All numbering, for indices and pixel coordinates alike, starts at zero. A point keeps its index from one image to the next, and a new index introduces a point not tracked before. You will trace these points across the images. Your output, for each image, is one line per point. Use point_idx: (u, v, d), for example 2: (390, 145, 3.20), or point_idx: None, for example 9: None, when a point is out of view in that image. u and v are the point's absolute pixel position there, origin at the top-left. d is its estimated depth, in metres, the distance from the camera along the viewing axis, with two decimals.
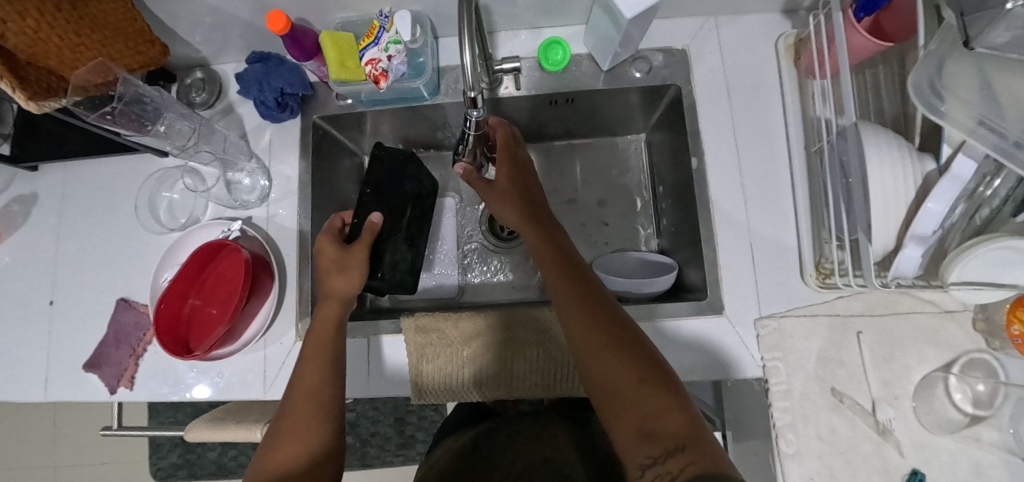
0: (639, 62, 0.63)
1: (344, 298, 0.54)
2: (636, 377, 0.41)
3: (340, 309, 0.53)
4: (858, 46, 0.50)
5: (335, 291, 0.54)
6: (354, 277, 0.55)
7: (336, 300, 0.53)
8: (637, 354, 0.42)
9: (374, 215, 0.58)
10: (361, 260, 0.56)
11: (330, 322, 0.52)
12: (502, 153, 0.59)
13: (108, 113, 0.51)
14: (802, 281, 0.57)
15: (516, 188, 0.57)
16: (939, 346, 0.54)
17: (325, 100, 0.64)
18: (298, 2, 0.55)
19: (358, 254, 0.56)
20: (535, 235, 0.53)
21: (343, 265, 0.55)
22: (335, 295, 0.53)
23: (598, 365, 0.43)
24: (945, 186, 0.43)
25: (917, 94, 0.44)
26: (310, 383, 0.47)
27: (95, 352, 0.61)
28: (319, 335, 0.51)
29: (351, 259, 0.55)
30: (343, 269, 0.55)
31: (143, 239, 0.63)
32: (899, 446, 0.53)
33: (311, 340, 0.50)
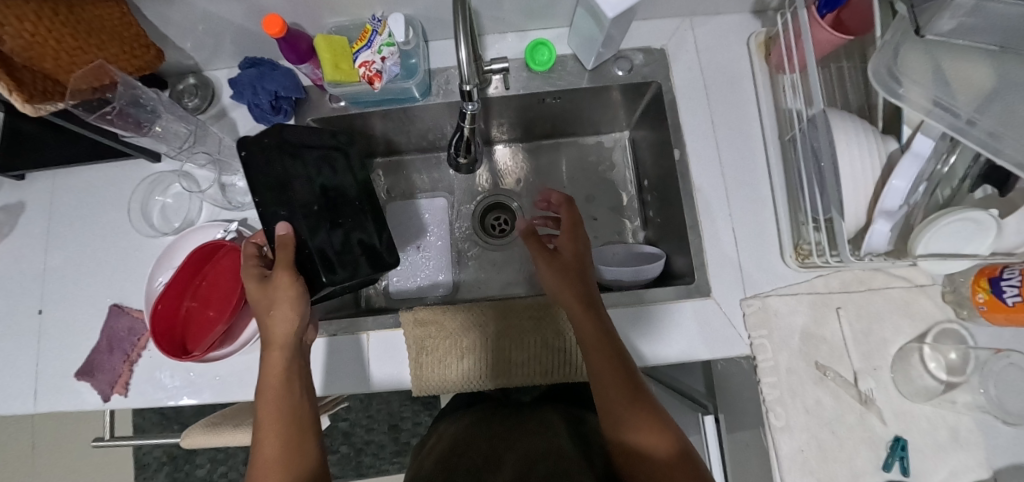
0: (621, 62, 0.66)
1: (286, 339, 0.48)
2: (663, 444, 0.46)
3: (289, 354, 0.48)
4: (823, 40, 0.54)
5: (275, 337, 0.47)
6: (288, 313, 0.47)
7: (278, 346, 0.48)
8: (665, 424, 0.48)
9: (279, 227, 0.48)
10: (289, 292, 0.47)
11: (278, 374, 0.47)
12: (566, 231, 0.61)
13: (107, 114, 0.52)
14: (783, 263, 0.60)
15: (577, 265, 0.57)
16: (912, 318, 0.58)
17: (318, 102, 0.66)
18: (292, 7, 0.57)
19: (284, 285, 0.47)
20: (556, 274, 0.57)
21: (272, 303, 0.47)
22: (277, 340, 0.47)
23: (628, 430, 0.47)
24: (907, 163, 0.47)
25: (877, 79, 0.48)
26: (271, 446, 0.45)
27: (87, 359, 0.60)
28: (272, 393, 0.46)
29: (278, 296, 0.47)
30: (274, 308, 0.47)
31: (136, 244, 0.63)
32: (881, 414, 0.55)
33: (265, 390, 0.47)
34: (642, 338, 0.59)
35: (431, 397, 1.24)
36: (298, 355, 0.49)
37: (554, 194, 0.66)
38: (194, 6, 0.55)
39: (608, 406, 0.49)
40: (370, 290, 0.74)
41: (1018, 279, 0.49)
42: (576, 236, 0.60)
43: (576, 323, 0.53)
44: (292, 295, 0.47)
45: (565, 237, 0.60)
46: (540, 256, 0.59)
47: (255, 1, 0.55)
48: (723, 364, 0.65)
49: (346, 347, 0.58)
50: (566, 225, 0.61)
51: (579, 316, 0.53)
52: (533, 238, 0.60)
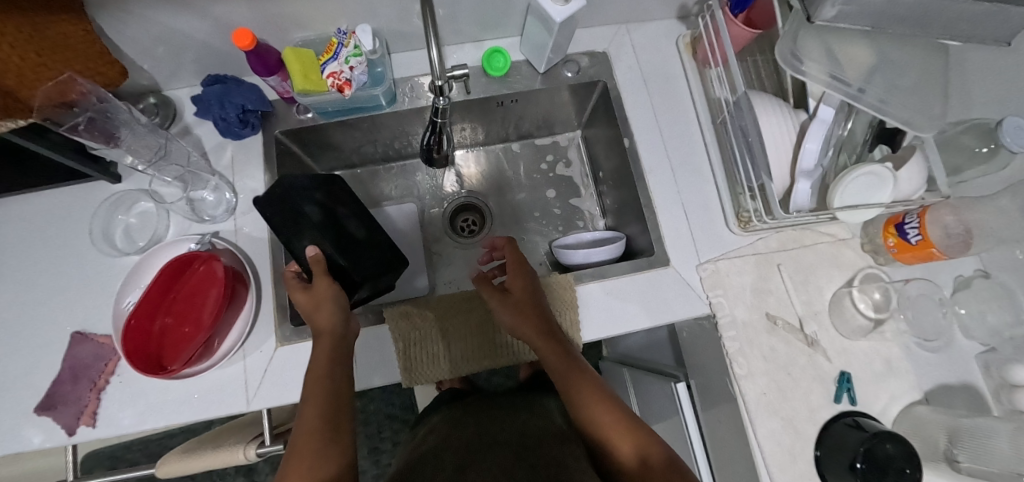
0: (569, 65, 0.73)
1: (335, 328, 0.52)
2: (632, 447, 0.51)
3: (332, 343, 0.51)
4: (738, 34, 0.63)
5: (322, 330, 0.51)
6: (329, 307, 0.52)
7: (328, 332, 0.51)
8: (635, 425, 0.52)
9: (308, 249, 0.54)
10: (329, 293, 0.53)
11: (324, 362, 0.50)
12: (513, 268, 0.63)
13: (77, 126, 0.53)
14: (728, 230, 0.67)
15: (531, 299, 0.59)
16: (840, 267, 0.66)
17: (285, 114, 0.67)
18: (258, 22, 0.59)
19: (326, 287, 0.53)
20: (506, 310, 0.58)
21: (315, 305, 0.52)
22: (324, 330, 0.51)
23: (604, 437, 0.52)
24: (815, 129, 0.56)
25: (784, 60, 0.55)
26: (315, 413, 0.46)
27: (48, 392, 0.57)
28: (320, 366, 0.49)
29: (321, 295, 0.52)
30: (316, 309, 0.52)
31: (99, 266, 0.61)
32: (826, 353, 0.63)
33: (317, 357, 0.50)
34: (613, 311, 0.63)
35: (410, 415, 1.21)
36: (343, 345, 0.52)
37: (497, 239, 0.68)
38: (155, 22, 0.56)
39: (588, 420, 0.53)
40: None
41: (917, 222, 0.59)
42: (525, 273, 0.62)
43: (542, 354, 0.57)
44: (332, 294, 0.53)
45: (513, 275, 0.62)
46: (498, 299, 0.59)
47: (220, 17, 0.57)
48: (688, 329, 0.71)
49: None
50: (511, 263, 0.63)
51: (543, 346, 0.57)
52: (483, 280, 0.62)
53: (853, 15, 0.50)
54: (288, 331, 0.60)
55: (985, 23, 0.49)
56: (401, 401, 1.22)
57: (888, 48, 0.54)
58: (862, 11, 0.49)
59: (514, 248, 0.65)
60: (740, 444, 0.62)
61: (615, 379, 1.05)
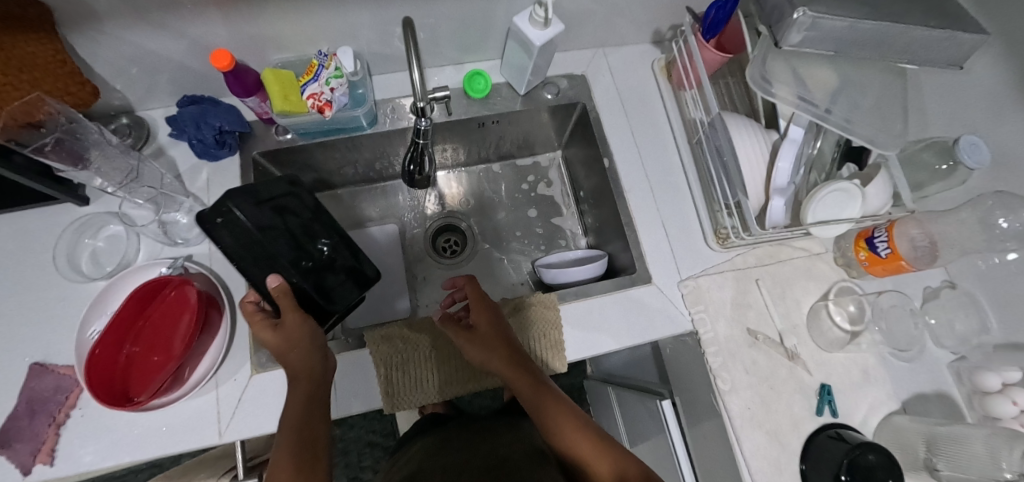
0: (549, 87, 0.73)
1: (313, 371, 0.49)
2: (611, 472, 0.49)
3: (311, 382, 0.49)
4: (710, 59, 0.65)
5: (299, 372, 0.49)
6: (305, 348, 0.50)
7: (304, 377, 0.49)
8: (612, 447, 0.51)
9: (269, 280, 0.51)
10: (304, 334, 0.50)
11: (303, 399, 0.47)
12: (475, 303, 0.60)
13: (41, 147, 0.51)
14: (708, 246, 0.68)
15: (498, 332, 0.57)
16: (816, 280, 0.68)
17: (263, 135, 0.66)
18: (234, 42, 0.59)
19: (299, 325, 0.50)
20: (472, 347, 0.56)
21: (289, 344, 0.50)
22: (302, 369, 0.49)
23: (583, 463, 0.51)
24: (787, 147, 0.57)
25: (754, 83, 0.57)
26: (287, 455, 0.43)
27: (1, 429, 0.54)
28: (296, 403, 0.47)
29: (295, 330, 0.50)
30: (291, 348, 0.50)
31: (62, 294, 0.59)
32: (807, 366, 0.64)
33: (294, 395, 0.48)
34: (602, 327, 0.63)
35: (393, 442, 1.17)
36: (321, 384, 0.50)
37: (456, 277, 0.63)
38: (127, 42, 0.55)
39: (567, 446, 0.52)
40: None
41: (886, 236, 0.61)
42: (489, 305, 0.59)
43: (513, 385, 0.55)
44: (307, 330, 0.51)
45: (477, 308, 0.59)
46: (462, 336, 0.57)
47: (197, 38, 0.57)
48: (673, 346, 0.71)
49: None
50: (473, 298, 0.60)
51: (515, 378, 0.55)
52: (448, 318, 0.60)
53: (818, 40, 0.53)
54: (263, 358, 0.58)
55: (935, 47, 0.52)
56: (383, 427, 1.18)
57: (849, 71, 0.58)
58: (824, 37, 0.52)
59: (475, 280, 0.62)
60: (727, 459, 0.62)
61: (601, 397, 1.04)
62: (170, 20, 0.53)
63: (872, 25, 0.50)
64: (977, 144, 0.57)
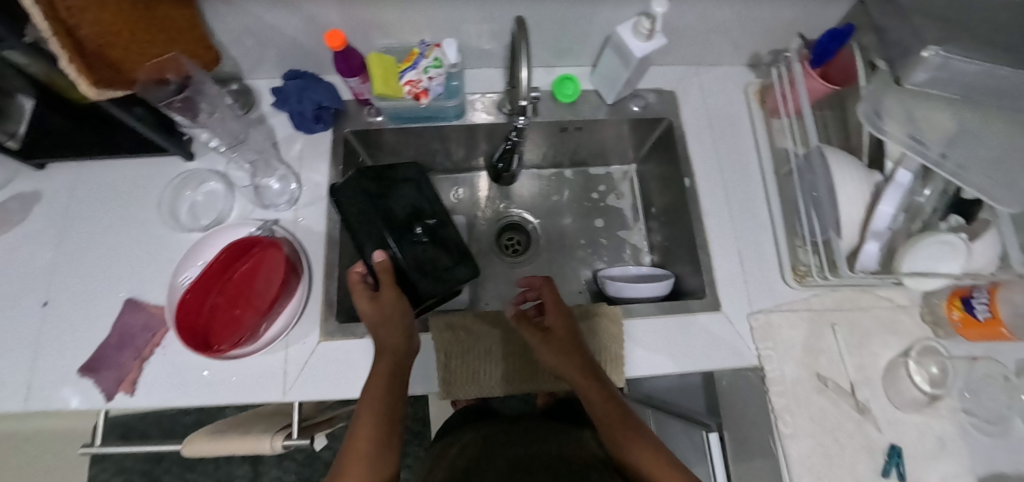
0: (636, 99, 0.72)
1: (400, 349, 0.51)
2: None
3: (395, 357, 0.51)
4: (814, 89, 0.63)
5: (387, 346, 0.51)
6: (396, 325, 0.51)
7: (390, 353, 0.51)
8: (680, 471, 0.50)
9: (375, 255, 0.53)
10: (398, 310, 0.52)
11: (384, 373, 0.50)
12: (551, 306, 0.59)
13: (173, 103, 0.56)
14: (784, 282, 0.65)
15: (573, 338, 0.57)
16: (898, 334, 0.64)
17: (356, 115, 0.69)
18: (346, 24, 0.62)
19: (393, 301, 0.52)
20: (546, 349, 0.56)
21: (382, 319, 0.52)
22: (389, 342, 0.51)
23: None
24: (891, 192, 0.54)
25: (865, 117, 0.55)
26: (367, 427, 0.47)
27: (95, 354, 0.59)
28: (379, 379, 0.49)
29: (388, 306, 0.52)
30: (384, 324, 0.52)
31: (160, 239, 0.63)
32: (877, 423, 0.60)
33: (378, 369, 0.50)
34: (664, 348, 0.61)
35: (420, 427, 1.19)
36: (403, 358, 0.52)
37: (533, 277, 0.63)
38: (255, 14, 0.59)
39: (632, 464, 0.51)
40: None
41: (987, 298, 0.57)
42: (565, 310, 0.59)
43: (583, 393, 0.55)
44: (400, 307, 0.52)
45: (552, 312, 0.59)
46: (536, 337, 0.57)
47: (315, 16, 0.60)
48: (730, 379, 0.68)
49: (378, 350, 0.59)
50: (548, 300, 0.60)
51: (584, 387, 0.55)
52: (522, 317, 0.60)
53: (944, 82, 0.50)
54: (332, 327, 0.60)
55: None
56: (413, 411, 1.20)
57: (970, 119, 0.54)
58: (951, 78, 0.50)
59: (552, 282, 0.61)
60: None
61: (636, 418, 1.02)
62: None
63: (1011, 73, 0.47)
64: None
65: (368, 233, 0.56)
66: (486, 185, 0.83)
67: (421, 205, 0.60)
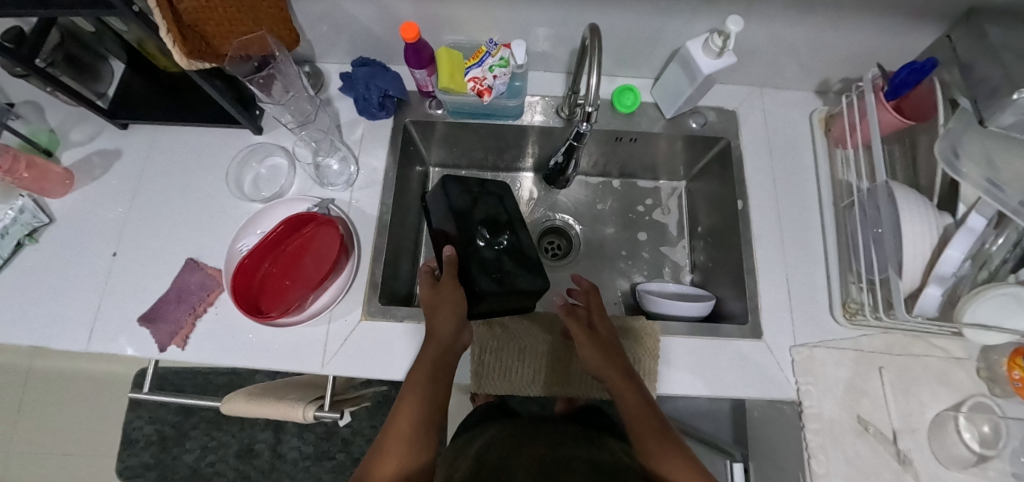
0: (696, 116, 0.71)
1: (448, 340, 0.54)
2: None
3: (441, 348, 0.53)
4: (887, 123, 0.60)
5: (436, 334, 0.54)
6: (448, 314, 0.54)
7: (439, 342, 0.53)
8: None
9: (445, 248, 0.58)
10: (452, 299, 0.55)
11: (431, 362, 0.52)
12: (595, 312, 0.62)
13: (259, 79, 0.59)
14: (832, 318, 0.63)
15: (614, 344, 0.58)
16: (949, 387, 0.61)
17: (417, 106, 0.71)
18: (420, 16, 0.64)
19: (451, 291, 0.56)
20: (590, 348, 0.57)
21: (438, 305, 0.56)
22: (438, 330, 0.54)
23: None
24: (961, 237, 0.51)
25: (942, 156, 0.53)
26: (408, 415, 0.50)
27: (154, 306, 0.62)
28: (425, 367, 0.52)
29: (445, 296, 0.56)
30: (437, 311, 0.55)
31: (224, 205, 0.67)
32: (918, 476, 0.57)
33: (426, 357, 0.53)
34: (700, 370, 0.61)
35: None
36: (449, 351, 0.54)
37: (581, 280, 0.66)
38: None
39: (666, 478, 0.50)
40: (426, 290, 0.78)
41: None
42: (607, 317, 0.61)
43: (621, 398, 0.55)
44: (455, 298, 0.56)
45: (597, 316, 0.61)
46: (581, 338, 0.58)
47: (392, 7, 0.62)
48: (762, 409, 0.67)
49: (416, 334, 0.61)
50: (592, 307, 0.62)
51: (623, 394, 0.55)
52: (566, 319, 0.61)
53: None
54: (375, 308, 0.62)
55: None
56: None
57: None
58: None
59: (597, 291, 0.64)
60: None
61: None
62: None
63: None
64: None
65: (447, 230, 0.60)
66: (533, 187, 0.84)
67: (500, 220, 0.63)
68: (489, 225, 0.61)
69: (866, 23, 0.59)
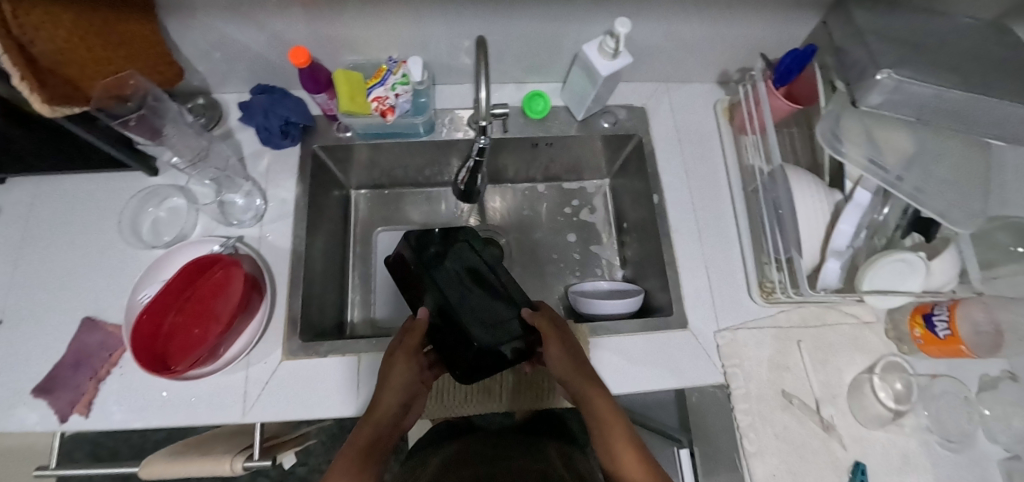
0: (606, 115, 0.73)
1: (390, 416, 0.50)
2: None
3: (381, 429, 0.49)
4: (778, 108, 0.63)
5: (378, 410, 0.50)
6: (395, 390, 0.52)
7: (379, 417, 0.50)
8: None
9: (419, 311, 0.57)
10: (404, 375, 0.53)
11: (369, 437, 0.48)
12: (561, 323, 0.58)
13: (128, 121, 0.54)
14: (750, 299, 0.65)
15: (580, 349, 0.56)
16: (863, 351, 0.64)
17: (325, 131, 0.69)
18: (314, 39, 0.62)
19: (403, 364, 0.53)
20: (560, 351, 0.53)
21: (386, 380, 0.52)
22: (378, 411, 0.50)
23: None
24: (850, 211, 0.55)
25: (824, 140, 0.55)
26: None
27: (50, 374, 0.57)
28: (363, 434, 0.47)
29: (394, 372, 0.53)
30: (385, 385, 0.52)
31: (121, 256, 0.62)
32: (841, 440, 0.60)
33: (366, 424, 0.49)
34: (631, 365, 0.61)
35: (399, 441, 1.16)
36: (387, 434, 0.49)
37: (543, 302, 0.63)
38: (221, 29, 0.59)
39: None
40: (358, 318, 0.75)
41: (947, 315, 0.57)
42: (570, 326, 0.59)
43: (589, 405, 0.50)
44: (404, 373, 0.53)
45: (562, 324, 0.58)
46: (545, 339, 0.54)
47: (282, 31, 0.60)
48: (698, 395, 0.68)
49: (337, 370, 0.59)
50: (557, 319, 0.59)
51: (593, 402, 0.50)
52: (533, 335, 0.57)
53: (899, 103, 0.51)
54: (295, 345, 0.60)
55: None
56: None
57: (928, 139, 0.55)
58: (907, 101, 0.50)
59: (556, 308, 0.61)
60: None
61: None
62: (261, 14, 0.57)
63: (961, 95, 0.48)
64: None
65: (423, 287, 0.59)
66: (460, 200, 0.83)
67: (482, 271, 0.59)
68: (468, 273, 0.59)
69: (746, 16, 0.61)
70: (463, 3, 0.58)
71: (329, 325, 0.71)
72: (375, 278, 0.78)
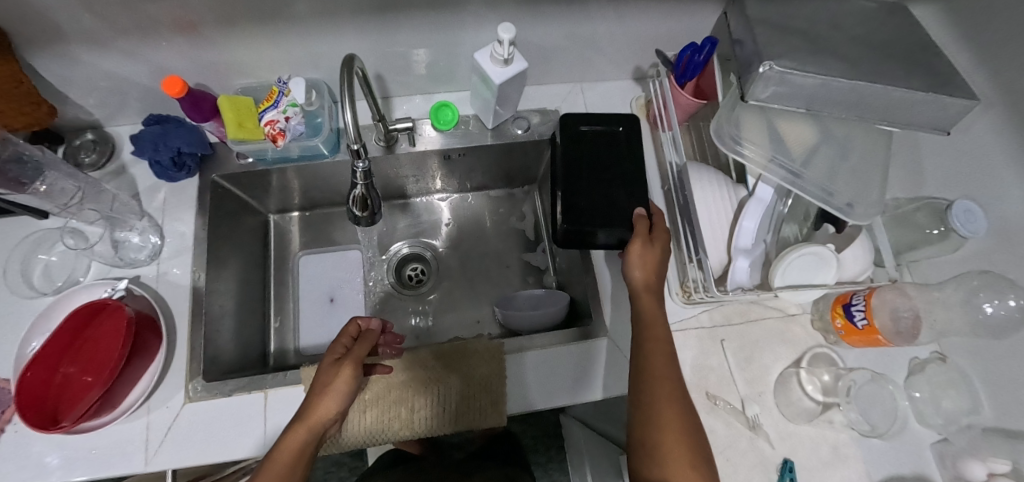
0: (519, 121, 0.71)
1: (323, 426, 0.47)
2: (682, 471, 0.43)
3: (313, 436, 0.46)
4: (683, 104, 0.62)
5: (311, 417, 0.47)
6: (334, 400, 0.48)
7: (311, 426, 0.46)
8: (698, 445, 0.45)
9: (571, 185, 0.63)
10: (345, 385, 0.49)
11: (298, 444, 0.45)
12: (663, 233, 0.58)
13: None
14: (671, 300, 0.64)
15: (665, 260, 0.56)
16: (788, 344, 0.64)
17: (224, 158, 0.66)
18: (199, 67, 0.60)
19: (349, 373, 0.49)
20: (638, 253, 0.55)
21: (325, 388, 0.48)
22: (314, 418, 0.47)
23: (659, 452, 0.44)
24: (752, 207, 0.55)
25: (721, 139, 0.53)
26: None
27: None
28: (296, 439, 0.45)
29: (337, 380, 0.49)
30: (323, 393, 0.48)
31: (8, 307, 0.59)
32: (769, 438, 0.59)
33: (297, 429, 0.46)
34: (549, 378, 0.60)
35: (360, 463, 1.12)
36: (317, 440, 0.47)
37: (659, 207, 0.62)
38: (93, 64, 0.56)
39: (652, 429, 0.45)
40: (283, 347, 0.73)
41: (864, 304, 0.56)
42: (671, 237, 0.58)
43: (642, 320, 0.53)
44: (347, 384, 0.49)
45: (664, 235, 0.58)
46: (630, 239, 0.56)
47: (160, 62, 0.58)
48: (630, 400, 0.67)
49: (241, 409, 0.57)
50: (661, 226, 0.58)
51: (653, 364, 0.49)
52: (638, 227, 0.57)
53: (787, 95, 0.49)
54: (199, 386, 0.58)
55: (919, 111, 0.48)
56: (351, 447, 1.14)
57: (830, 125, 0.53)
58: (793, 92, 0.48)
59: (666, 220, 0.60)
60: None
61: (578, 441, 1.01)
62: (133, 46, 0.55)
63: (845, 83, 0.46)
64: (973, 211, 0.53)
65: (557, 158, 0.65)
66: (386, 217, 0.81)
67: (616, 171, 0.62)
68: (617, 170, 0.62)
69: (642, 13, 0.60)
70: (343, 22, 0.56)
71: (249, 357, 0.68)
72: (298, 304, 0.75)
